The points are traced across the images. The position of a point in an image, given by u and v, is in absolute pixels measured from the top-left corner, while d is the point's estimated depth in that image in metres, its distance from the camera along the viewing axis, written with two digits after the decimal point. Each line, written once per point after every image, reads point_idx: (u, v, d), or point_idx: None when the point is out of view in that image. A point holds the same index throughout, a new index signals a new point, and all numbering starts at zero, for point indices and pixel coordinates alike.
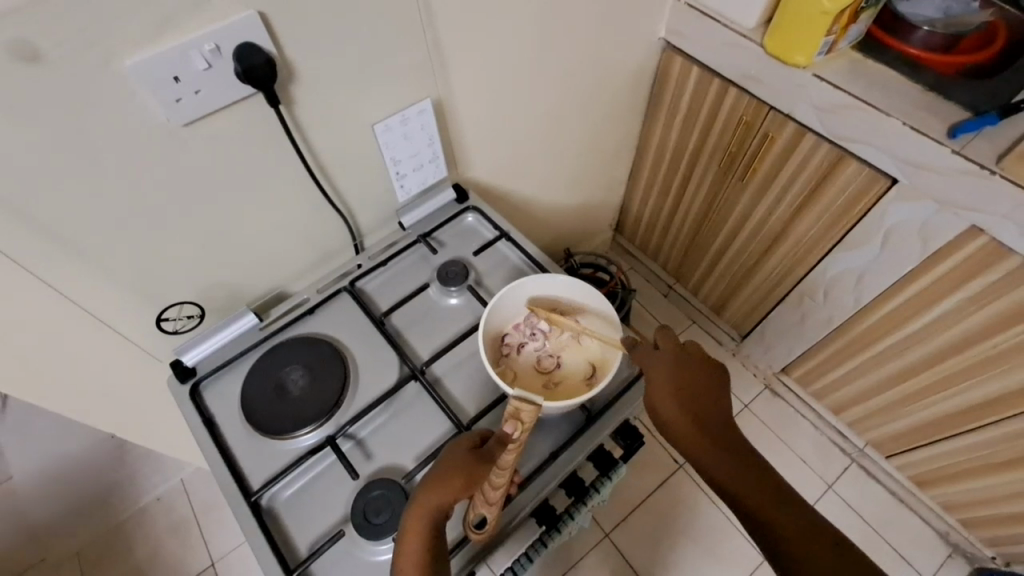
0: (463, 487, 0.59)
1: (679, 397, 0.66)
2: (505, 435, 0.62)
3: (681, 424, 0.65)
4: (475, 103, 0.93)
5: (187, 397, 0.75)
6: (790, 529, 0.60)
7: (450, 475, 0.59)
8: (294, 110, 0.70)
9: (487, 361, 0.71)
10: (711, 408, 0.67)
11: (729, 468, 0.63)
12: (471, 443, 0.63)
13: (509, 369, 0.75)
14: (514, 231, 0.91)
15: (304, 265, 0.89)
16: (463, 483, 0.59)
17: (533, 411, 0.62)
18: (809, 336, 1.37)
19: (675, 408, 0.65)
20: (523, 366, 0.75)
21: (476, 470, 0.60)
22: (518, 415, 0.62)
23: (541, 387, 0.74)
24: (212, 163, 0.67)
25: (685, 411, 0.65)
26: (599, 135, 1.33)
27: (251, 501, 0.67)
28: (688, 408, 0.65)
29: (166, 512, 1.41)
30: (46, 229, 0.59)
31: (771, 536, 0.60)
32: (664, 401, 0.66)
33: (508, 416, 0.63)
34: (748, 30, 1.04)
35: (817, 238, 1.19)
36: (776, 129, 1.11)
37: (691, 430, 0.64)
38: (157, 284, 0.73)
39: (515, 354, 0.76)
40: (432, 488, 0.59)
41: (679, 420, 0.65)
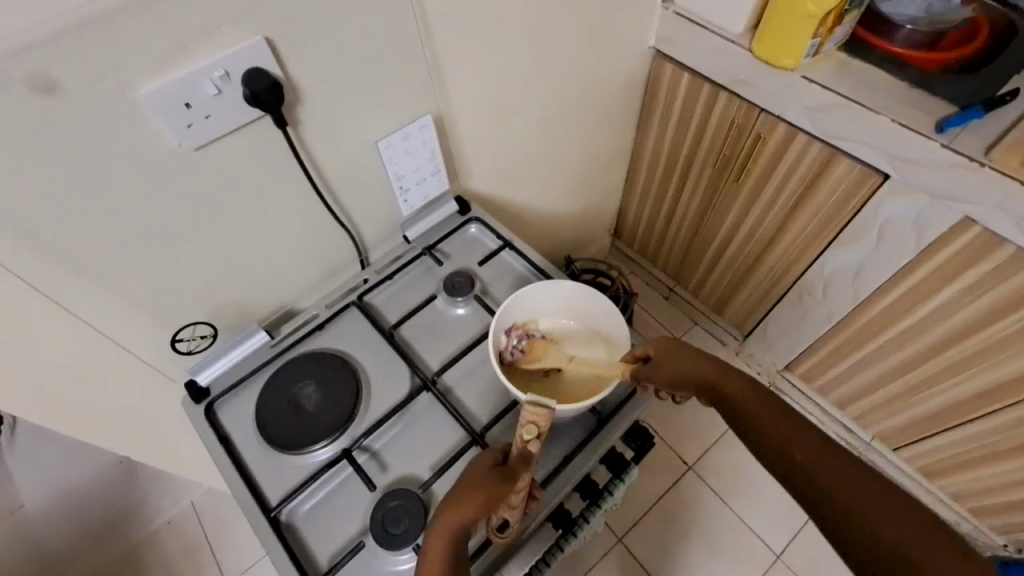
0: (485, 506, 0.58)
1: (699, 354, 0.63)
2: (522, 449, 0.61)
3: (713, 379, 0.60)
4: (474, 117, 0.96)
5: (202, 416, 0.76)
6: (871, 511, 0.48)
7: (470, 494, 0.58)
8: (300, 130, 0.71)
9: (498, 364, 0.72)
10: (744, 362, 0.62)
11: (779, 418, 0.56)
12: (492, 460, 0.63)
13: (520, 375, 0.76)
14: (517, 240, 0.93)
15: (312, 281, 0.90)
16: (485, 502, 0.58)
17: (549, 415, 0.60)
18: (810, 333, 1.39)
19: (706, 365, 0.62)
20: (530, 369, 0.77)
21: (498, 487, 0.59)
22: (531, 418, 0.60)
23: (549, 392, 0.75)
24: (223, 184, 0.68)
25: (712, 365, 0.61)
26: (595, 143, 1.35)
27: (271, 516, 0.67)
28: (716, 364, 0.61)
29: (178, 537, 1.39)
30: (64, 254, 0.61)
31: (849, 523, 0.48)
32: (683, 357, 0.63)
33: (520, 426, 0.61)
34: (736, 35, 1.07)
35: (813, 235, 1.21)
36: (767, 130, 1.14)
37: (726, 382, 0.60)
38: (171, 304, 0.74)
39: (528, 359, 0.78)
40: (456, 507, 0.58)
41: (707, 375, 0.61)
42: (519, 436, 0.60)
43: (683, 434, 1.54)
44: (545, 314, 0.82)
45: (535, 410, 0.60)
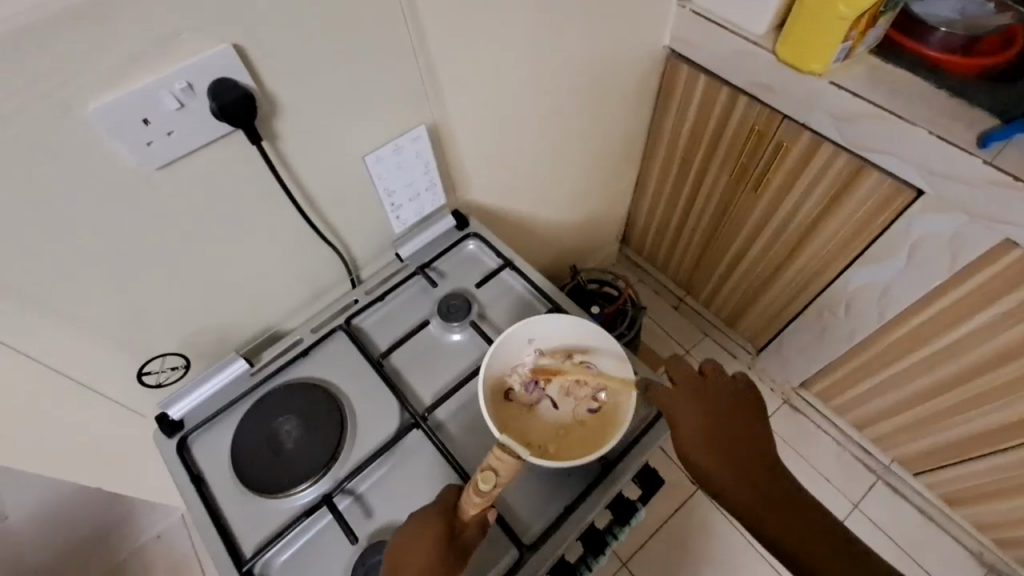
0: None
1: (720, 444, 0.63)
2: (480, 501, 0.54)
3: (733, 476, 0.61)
4: (473, 124, 0.89)
5: (174, 453, 0.70)
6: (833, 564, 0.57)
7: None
8: (278, 144, 0.65)
9: (484, 397, 0.65)
10: (748, 434, 0.63)
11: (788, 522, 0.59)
12: (439, 536, 0.55)
13: (510, 421, 0.68)
14: (518, 258, 0.86)
15: (297, 303, 0.83)
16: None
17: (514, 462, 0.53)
18: (828, 352, 1.32)
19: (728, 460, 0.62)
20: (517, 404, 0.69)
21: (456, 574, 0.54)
22: (493, 465, 0.53)
23: (542, 449, 0.65)
24: (190, 206, 0.62)
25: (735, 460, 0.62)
26: (603, 148, 1.27)
27: (243, 570, 0.62)
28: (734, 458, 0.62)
29: (159, 557, 1.41)
30: (9, 288, 0.54)
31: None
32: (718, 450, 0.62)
33: (475, 476, 0.53)
34: (758, 37, 0.99)
35: (836, 250, 1.13)
36: (790, 139, 1.06)
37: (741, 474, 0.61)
38: (137, 333, 0.67)
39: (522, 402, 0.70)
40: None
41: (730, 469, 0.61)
42: (477, 489, 0.52)
43: None
44: (548, 346, 0.73)
45: (503, 457, 0.53)
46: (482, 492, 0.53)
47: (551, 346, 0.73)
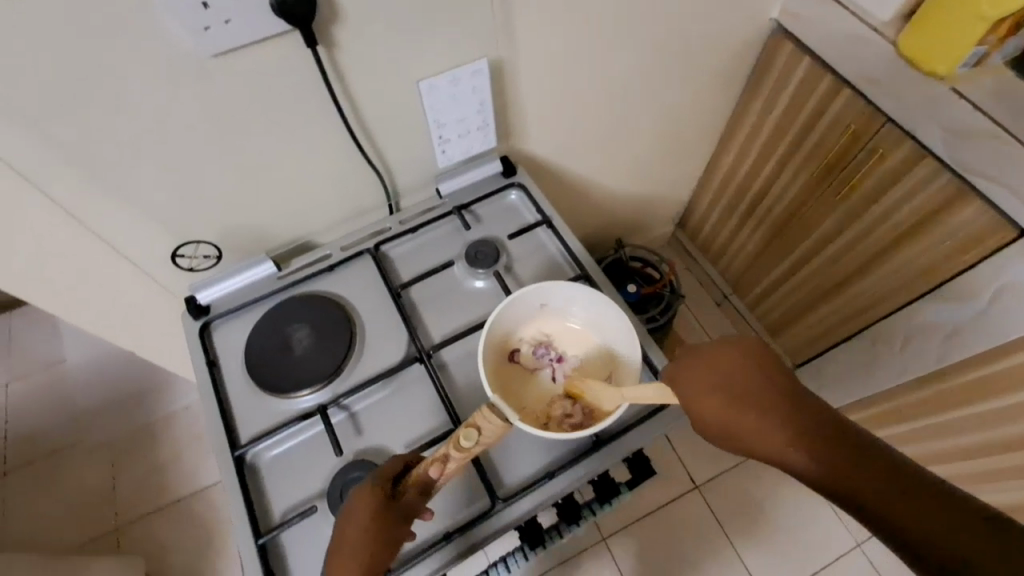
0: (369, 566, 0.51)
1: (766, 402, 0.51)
2: (454, 460, 0.52)
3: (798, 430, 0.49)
4: (540, 69, 0.84)
5: (196, 334, 0.75)
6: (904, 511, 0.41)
7: (355, 547, 0.51)
8: (334, 53, 0.64)
9: (483, 357, 0.64)
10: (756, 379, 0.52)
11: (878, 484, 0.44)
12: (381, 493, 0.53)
13: (509, 385, 0.66)
14: (558, 218, 0.83)
15: (335, 219, 0.84)
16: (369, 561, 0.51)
17: (498, 426, 0.52)
18: (872, 384, 1.22)
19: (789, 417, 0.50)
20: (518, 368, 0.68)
21: (388, 540, 0.52)
22: (478, 424, 0.52)
23: (538, 420, 0.64)
24: (240, 100, 0.63)
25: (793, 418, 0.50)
26: (678, 120, 1.19)
27: (235, 455, 0.66)
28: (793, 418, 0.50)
29: (172, 431, 1.48)
30: (66, 146, 0.58)
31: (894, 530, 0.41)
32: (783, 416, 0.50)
33: (458, 430, 0.52)
34: (882, 23, 0.90)
35: (909, 278, 1.03)
36: (888, 146, 0.95)
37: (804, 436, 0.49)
38: (178, 216, 0.71)
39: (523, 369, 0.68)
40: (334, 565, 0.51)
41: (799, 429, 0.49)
42: (457, 442, 0.51)
43: (699, 452, 1.43)
44: (562, 317, 0.71)
45: (490, 418, 0.52)
46: (460, 448, 0.51)
47: (559, 313, 0.70)
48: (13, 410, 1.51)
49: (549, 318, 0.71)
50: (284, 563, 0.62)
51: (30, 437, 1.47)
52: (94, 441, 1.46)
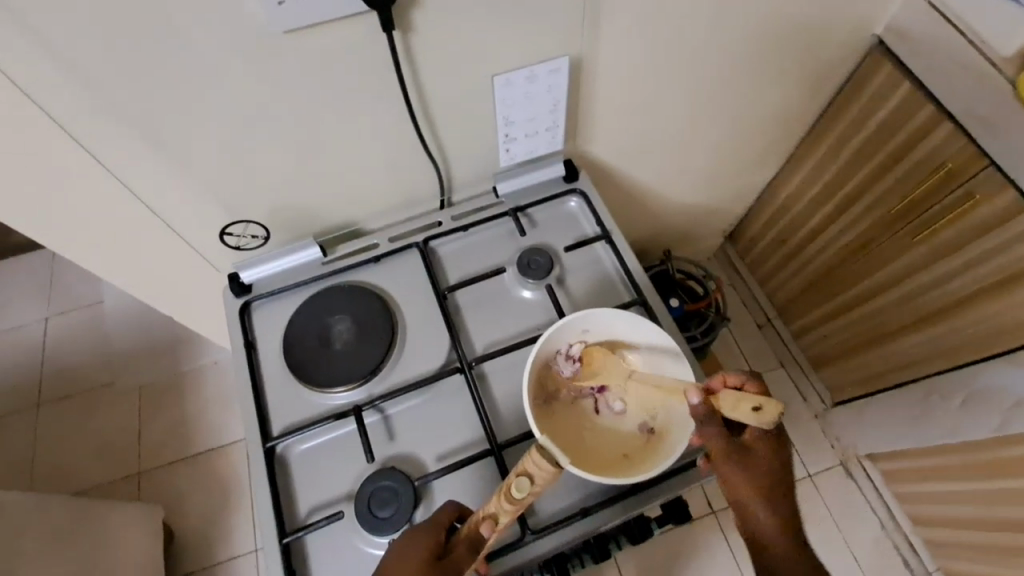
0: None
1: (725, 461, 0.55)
2: (505, 512, 0.51)
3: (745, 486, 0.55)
4: (620, 70, 0.79)
5: (236, 313, 0.73)
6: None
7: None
8: (410, 38, 0.60)
9: (526, 380, 0.60)
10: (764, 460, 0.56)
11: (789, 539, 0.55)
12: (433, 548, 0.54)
13: (548, 416, 0.62)
14: (619, 234, 0.78)
15: (385, 207, 0.80)
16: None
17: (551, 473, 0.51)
18: (920, 436, 1.15)
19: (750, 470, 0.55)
20: (559, 392, 0.64)
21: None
22: (528, 470, 0.51)
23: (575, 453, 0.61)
24: (307, 80, 0.60)
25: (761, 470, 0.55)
26: (750, 134, 1.11)
27: (266, 446, 0.65)
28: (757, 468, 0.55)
29: (199, 386, 1.49)
30: (127, 113, 0.57)
31: None
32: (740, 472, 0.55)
33: (509, 480, 0.51)
34: (1000, 58, 0.78)
35: (988, 334, 0.96)
36: (987, 193, 0.87)
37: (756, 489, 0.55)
38: (230, 192, 0.68)
39: (564, 394, 0.64)
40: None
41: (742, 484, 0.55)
42: (508, 492, 0.50)
43: None
44: (611, 342, 0.65)
45: (539, 462, 0.51)
46: (512, 499, 0.50)
47: (604, 338, 0.65)
48: (51, 346, 1.55)
49: (592, 342, 0.65)
50: (305, 563, 0.61)
51: (66, 374, 1.52)
52: (124, 386, 1.49)
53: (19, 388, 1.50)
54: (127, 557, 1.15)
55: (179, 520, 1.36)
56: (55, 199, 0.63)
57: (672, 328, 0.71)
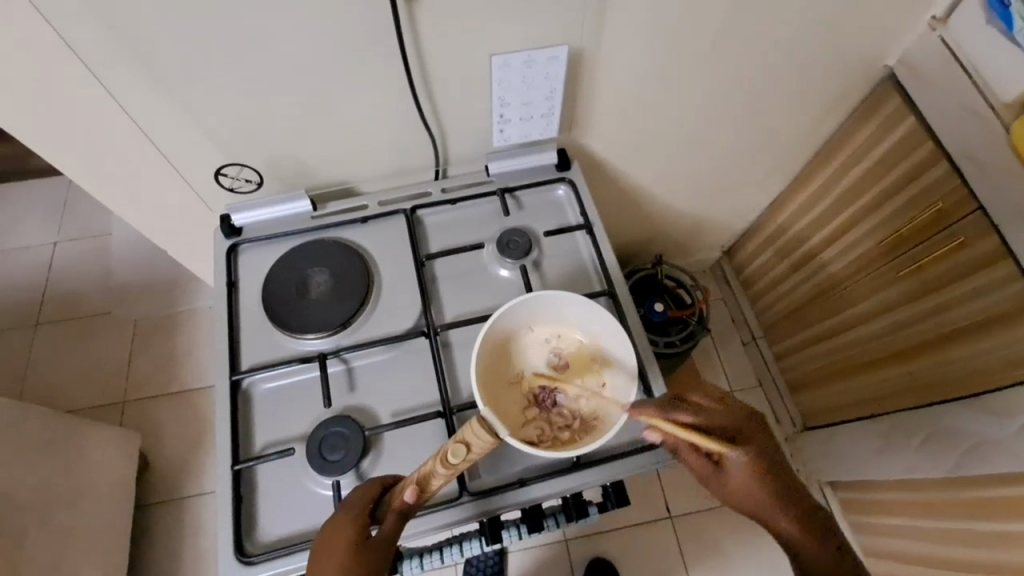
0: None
1: (715, 477, 0.55)
2: (442, 475, 0.53)
3: (753, 496, 0.53)
4: (622, 66, 0.80)
5: (224, 253, 0.77)
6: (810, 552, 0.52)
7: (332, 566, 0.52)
8: (414, 8, 0.62)
9: (474, 356, 0.63)
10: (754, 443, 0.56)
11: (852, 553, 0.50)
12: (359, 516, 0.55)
13: (499, 393, 0.65)
14: (600, 226, 0.80)
15: (380, 171, 0.83)
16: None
17: (488, 441, 0.54)
18: (880, 469, 1.16)
19: (751, 475, 0.54)
20: (508, 371, 0.66)
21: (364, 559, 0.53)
22: (466, 439, 0.54)
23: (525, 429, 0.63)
24: (309, 36, 0.62)
25: (760, 468, 0.54)
26: (754, 151, 1.11)
27: (232, 379, 0.68)
28: (759, 468, 0.54)
29: (192, 326, 1.54)
30: (133, 46, 0.59)
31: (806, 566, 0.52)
32: (739, 480, 0.54)
33: (448, 445, 0.54)
34: (1000, 103, 0.79)
35: (955, 377, 0.97)
36: (971, 236, 0.88)
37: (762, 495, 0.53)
38: (228, 135, 0.71)
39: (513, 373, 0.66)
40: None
41: (752, 493, 0.53)
42: (445, 457, 0.52)
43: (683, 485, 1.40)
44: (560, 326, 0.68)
45: (477, 434, 0.54)
46: (449, 464, 0.53)
47: (555, 320, 0.68)
48: (55, 269, 1.60)
49: (544, 324, 0.68)
50: (253, 491, 0.65)
51: (66, 297, 1.57)
52: (120, 316, 1.54)
53: (20, 305, 1.56)
54: (101, 476, 1.20)
55: (156, 450, 1.41)
56: (59, 120, 0.66)
57: (636, 323, 0.73)
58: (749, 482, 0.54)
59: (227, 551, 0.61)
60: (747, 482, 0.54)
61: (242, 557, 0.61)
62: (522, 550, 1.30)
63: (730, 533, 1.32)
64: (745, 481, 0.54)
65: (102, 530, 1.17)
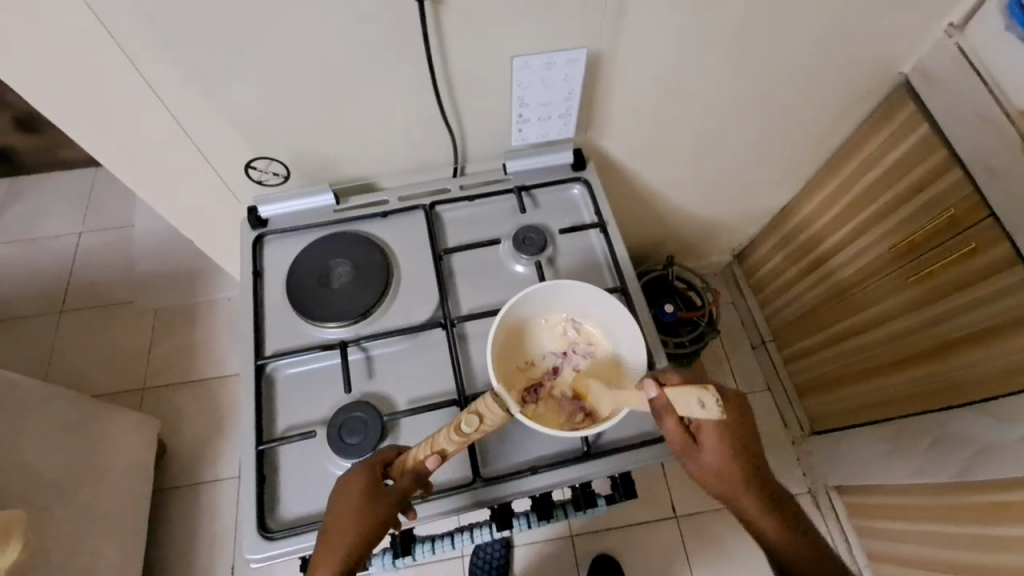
0: (366, 535, 0.56)
1: (690, 448, 0.59)
2: (452, 442, 0.56)
3: (722, 468, 0.59)
4: (639, 70, 0.82)
5: (250, 243, 0.80)
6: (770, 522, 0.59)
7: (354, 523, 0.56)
8: (441, 10, 0.64)
9: (489, 343, 0.65)
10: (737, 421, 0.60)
11: (793, 520, 0.59)
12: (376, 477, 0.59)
13: (512, 381, 0.67)
14: (614, 225, 0.82)
15: (400, 167, 0.85)
16: (368, 531, 0.56)
17: (498, 415, 0.56)
18: (888, 473, 1.17)
19: (724, 451, 0.59)
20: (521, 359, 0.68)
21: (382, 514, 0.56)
22: (479, 411, 0.57)
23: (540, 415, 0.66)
24: (340, 35, 0.65)
25: (733, 444, 0.59)
26: (767, 155, 1.13)
27: (258, 364, 0.71)
28: (730, 439, 0.59)
29: (210, 317, 1.58)
30: (176, 42, 0.62)
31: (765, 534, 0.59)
32: (711, 455, 0.59)
33: (460, 417, 0.56)
34: (1015, 109, 0.80)
35: (964, 382, 0.97)
36: (982, 242, 0.88)
37: (733, 469, 0.59)
38: (259, 129, 0.74)
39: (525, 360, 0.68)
40: (337, 534, 0.56)
41: (722, 467, 0.59)
42: (458, 426, 0.55)
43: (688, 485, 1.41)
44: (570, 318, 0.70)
45: (490, 406, 0.57)
46: (462, 433, 0.56)
47: (562, 311, 0.70)
48: (80, 259, 1.65)
49: (552, 315, 0.70)
50: (275, 471, 0.67)
51: (90, 286, 1.62)
52: (141, 306, 1.58)
53: (46, 292, 1.61)
54: (121, 459, 1.23)
55: (174, 436, 1.45)
56: (100, 113, 0.70)
57: (647, 319, 0.75)
58: (722, 456, 0.59)
59: (249, 527, 0.64)
60: (719, 456, 0.59)
61: (265, 533, 0.63)
62: (527, 544, 1.32)
63: (735, 533, 1.32)
64: (717, 452, 0.59)
65: (121, 512, 1.21)
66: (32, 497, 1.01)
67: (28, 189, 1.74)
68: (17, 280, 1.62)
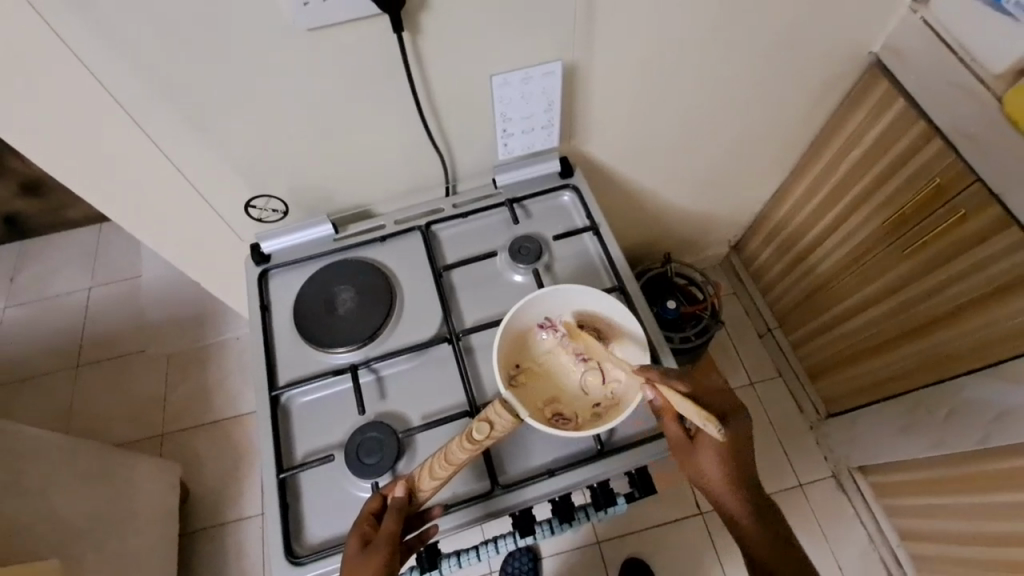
0: None
1: (687, 446, 0.62)
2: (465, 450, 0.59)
3: (714, 472, 0.61)
4: (615, 75, 0.85)
5: (255, 278, 0.83)
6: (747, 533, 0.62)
7: None
8: (419, 39, 0.68)
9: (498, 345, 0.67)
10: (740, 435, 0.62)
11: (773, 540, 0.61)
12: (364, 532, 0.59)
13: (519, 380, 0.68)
14: (606, 226, 0.84)
15: (394, 191, 0.88)
16: None
17: (508, 420, 0.60)
18: (909, 448, 1.16)
19: (719, 459, 0.61)
20: (531, 358, 0.70)
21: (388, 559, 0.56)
22: (490, 418, 0.60)
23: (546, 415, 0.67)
24: (326, 71, 0.68)
25: (726, 455, 0.61)
26: (750, 146, 1.15)
27: (272, 395, 0.73)
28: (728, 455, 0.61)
29: (221, 358, 1.60)
30: (173, 94, 0.66)
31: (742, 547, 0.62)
32: (709, 463, 0.61)
33: (472, 424, 0.60)
34: (990, 75, 0.82)
35: (973, 347, 0.97)
36: (970, 207, 0.90)
37: (722, 479, 0.61)
38: (255, 169, 0.78)
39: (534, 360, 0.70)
40: None
41: (712, 471, 0.61)
42: (470, 433, 0.59)
43: None
44: (575, 318, 0.71)
45: (500, 413, 0.60)
46: (473, 440, 0.59)
47: (564, 313, 0.71)
48: (91, 313, 1.68)
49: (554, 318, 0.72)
50: (298, 498, 0.69)
51: (102, 338, 1.64)
52: (154, 353, 1.61)
53: (61, 349, 1.64)
54: (148, 503, 1.25)
55: (195, 478, 1.46)
56: (104, 168, 0.73)
57: (647, 315, 0.76)
58: (714, 466, 0.61)
59: (277, 554, 0.65)
60: (713, 463, 0.61)
61: (293, 558, 0.65)
62: (554, 554, 1.32)
63: None
64: (712, 463, 0.61)
65: (151, 557, 1.22)
66: (65, 549, 1.02)
67: (36, 251, 1.79)
68: (32, 339, 1.65)
